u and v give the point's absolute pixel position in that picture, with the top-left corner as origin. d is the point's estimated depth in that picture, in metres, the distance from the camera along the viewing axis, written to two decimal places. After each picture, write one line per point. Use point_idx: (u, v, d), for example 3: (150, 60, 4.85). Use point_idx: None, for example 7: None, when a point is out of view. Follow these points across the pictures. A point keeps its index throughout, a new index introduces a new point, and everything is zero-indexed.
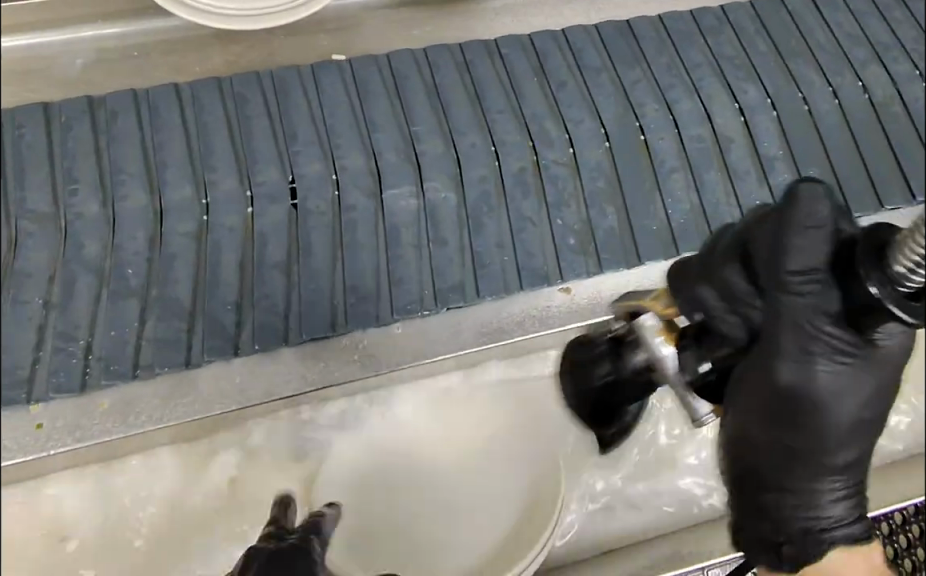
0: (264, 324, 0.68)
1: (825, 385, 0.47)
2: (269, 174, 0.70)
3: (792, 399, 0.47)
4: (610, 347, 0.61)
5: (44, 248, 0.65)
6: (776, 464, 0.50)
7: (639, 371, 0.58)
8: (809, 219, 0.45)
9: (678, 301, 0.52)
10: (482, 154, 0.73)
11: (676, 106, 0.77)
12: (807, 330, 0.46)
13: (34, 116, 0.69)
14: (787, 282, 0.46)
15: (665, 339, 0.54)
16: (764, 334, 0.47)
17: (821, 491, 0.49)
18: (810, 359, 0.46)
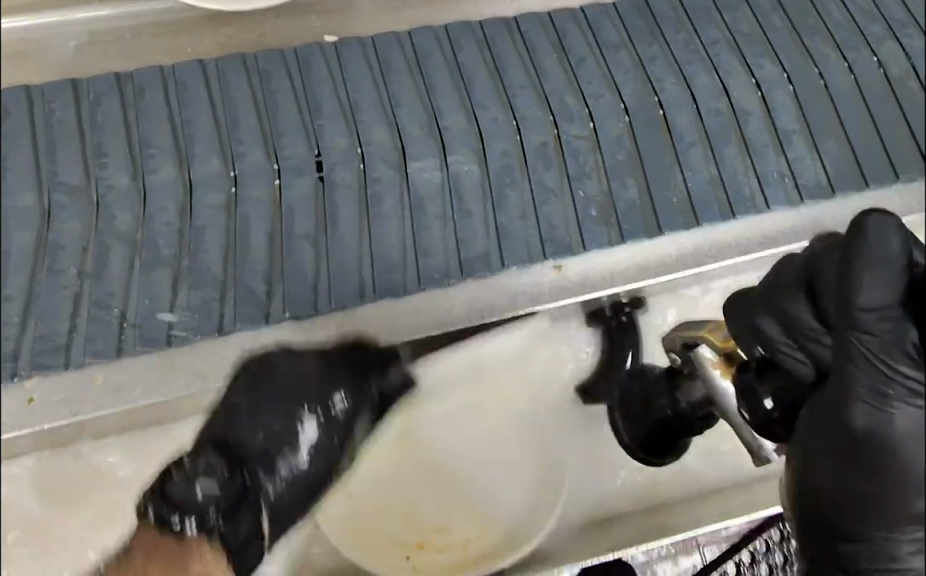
0: (295, 293, 0.68)
1: (899, 429, 0.49)
2: (296, 148, 0.71)
3: (866, 444, 0.49)
4: (667, 380, 0.72)
5: (77, 219, 0.67)
6: (853, 512, 0.51)
7: (698, 403, 0.69)
8: (880, 255, 0.49)
9: (740, 335, 0.55)
10: (504, 128, 0.74)
11: (695, 81, 0.78)
12: (882, 373, 0.49)
13: (64, 92, 0.71)
14: (862, 324, 0.49)
15: (724, 372, 0.58)
16: (834, 375, 0.50)
17: (897, 537, 0.51)
18: (884, 403, 0.49)
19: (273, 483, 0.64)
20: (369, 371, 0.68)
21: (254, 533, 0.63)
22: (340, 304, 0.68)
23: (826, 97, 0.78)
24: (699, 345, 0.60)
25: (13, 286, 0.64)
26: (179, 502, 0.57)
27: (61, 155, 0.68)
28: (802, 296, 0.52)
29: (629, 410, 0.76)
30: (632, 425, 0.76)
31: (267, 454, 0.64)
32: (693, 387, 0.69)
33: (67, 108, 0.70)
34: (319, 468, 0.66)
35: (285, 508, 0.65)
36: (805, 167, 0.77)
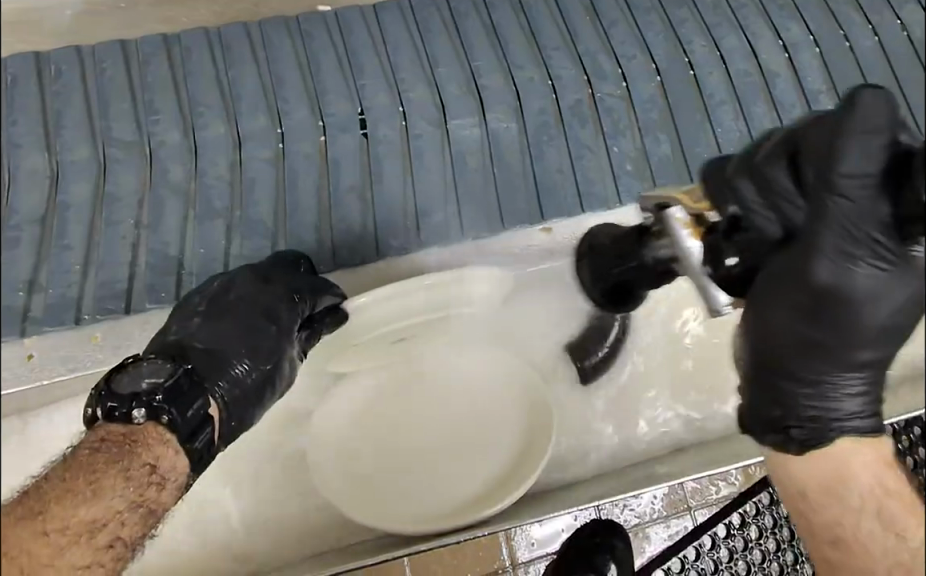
0: (348, 242, 0.74)
1: (862, 287, 0.42)
2: (340, 105, 0.73)
3: (825, 298, 0.43)
4: (637, 232, 0.60)
5: (132, 172, 0.69)
6: (797, 360, 0.45)
7: (659, 260, 0.58)
8: (866, 125, 0.41)
9: (714, 196, 0.48)
10: (542, 87, 0.76)
11: (724, 43, 0.80)
12: (850, 227, 0.41)
13: (113, 51, 0.73)
14: (839, 187, 0.41)
15: (693, 235, 0.51)
16: (804, 232, 0.43)
17: (837, 386, 0.45)
18: (851, 260, 0.42)
19: (220, 388, 0.57)
20: (301, 289, 0.66)
21: (204, 415, 0.54)
22: (387, 253, 0.75)
23: (852, 58, 0.81)
24: (669, 204, 0.52)
25: (75, 235, 0.68)
26: (129, 393, 0.52)
27: (113, 112, 0.70)
28: (781, 160, 0.44)
29: (596, 267, 0.68)
30: (601, 284, 0.69)
31: (215, 354, 0.59)
32: (657, 246, 0.56)
33: (117, 67, 0.72)
34: (262, 373, 0.61)
35: (238, 404, 0.58)
36: None
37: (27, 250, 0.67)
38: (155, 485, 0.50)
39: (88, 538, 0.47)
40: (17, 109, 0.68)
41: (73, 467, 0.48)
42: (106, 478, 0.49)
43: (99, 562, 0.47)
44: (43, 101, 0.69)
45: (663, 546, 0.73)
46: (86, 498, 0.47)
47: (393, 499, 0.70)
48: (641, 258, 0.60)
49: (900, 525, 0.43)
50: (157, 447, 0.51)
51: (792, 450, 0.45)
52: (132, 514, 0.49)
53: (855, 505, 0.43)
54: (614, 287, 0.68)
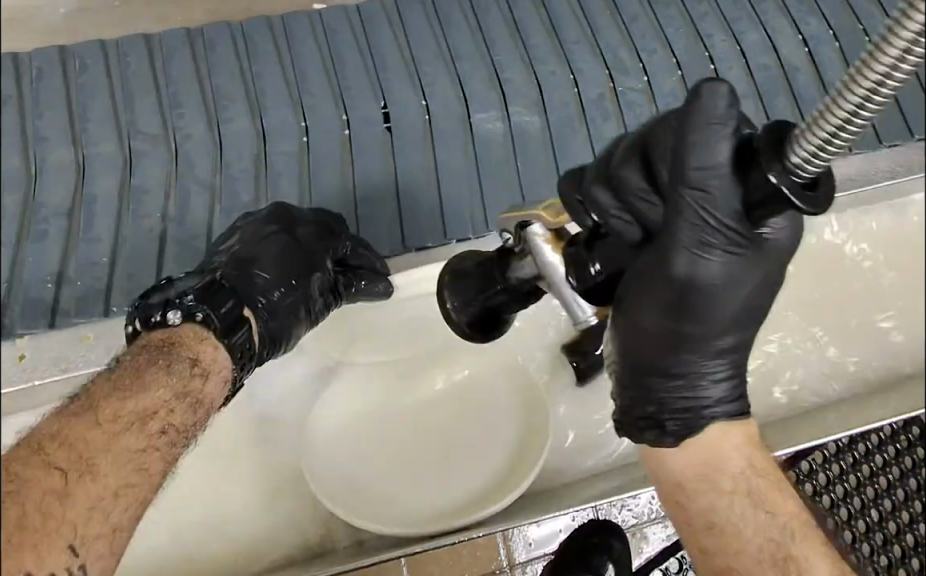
0: (374, 234, 0.75)
1: (716, 278, 0.43)
2: (363, 101, 0.73)
3: (683, 292, 0.44)
4: (502, 252, 0.54)
5: (157, 168, 0.70)
6: (663, 354, 0.47)
7: (522, 282, 0.53)
8: (713, 115, 0.40)
9: (570, 207, 0.47)
10: (562, 82, 0.76)
11: (743, 37, 0.81)
12: (703, 222, 0.42)
13: None
14: (691, 181, 0.41)
15: (555, 249, 0.48)
16: (661, 229, 0.44)
17: (703, 373, 0.47)
18: (706, 253, 0.43)
19: (263, 300, 0.63)
20: (328, 228, 0.70)
21: (236, 317, 0.60)
22: (409, 247, 0.75)
23: None
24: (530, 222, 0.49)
25: (101, 228, 0.68)
26: (162, 299, 0.58)
27: (139, 107, 0.70)
28: (634, 160, 0.44)
29: (463, 294, 0.57)
30: (471, 313, 0.57)
31: (249, 275, 0.64)
32: (518, 266, 0.52)
33: None
34: (295, 295, 0.66)
35: (274, 324, 0.63)
36: None
37: (55, 245, 0.67)
38: (198, 377, 0.55)
39: (140, 424, 0.50)
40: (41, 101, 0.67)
41: (121, 372, 0.53)
42: (150, 373, 0.53)
43: (153, 446, 0.50)
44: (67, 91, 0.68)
45: (662, 547, 0.68)
46: (134, 390, 0.52)
47: (363, 508, 0.68)
48: (503, 280, 0.54)
49: (766, 501, 0.50)
50: (194, 343, 0.57)
51: (669, 441, 0.49)
52: (180, 403, 0.53)
53: (726, 488, 0.50)
54: (485, 314, 0.57)
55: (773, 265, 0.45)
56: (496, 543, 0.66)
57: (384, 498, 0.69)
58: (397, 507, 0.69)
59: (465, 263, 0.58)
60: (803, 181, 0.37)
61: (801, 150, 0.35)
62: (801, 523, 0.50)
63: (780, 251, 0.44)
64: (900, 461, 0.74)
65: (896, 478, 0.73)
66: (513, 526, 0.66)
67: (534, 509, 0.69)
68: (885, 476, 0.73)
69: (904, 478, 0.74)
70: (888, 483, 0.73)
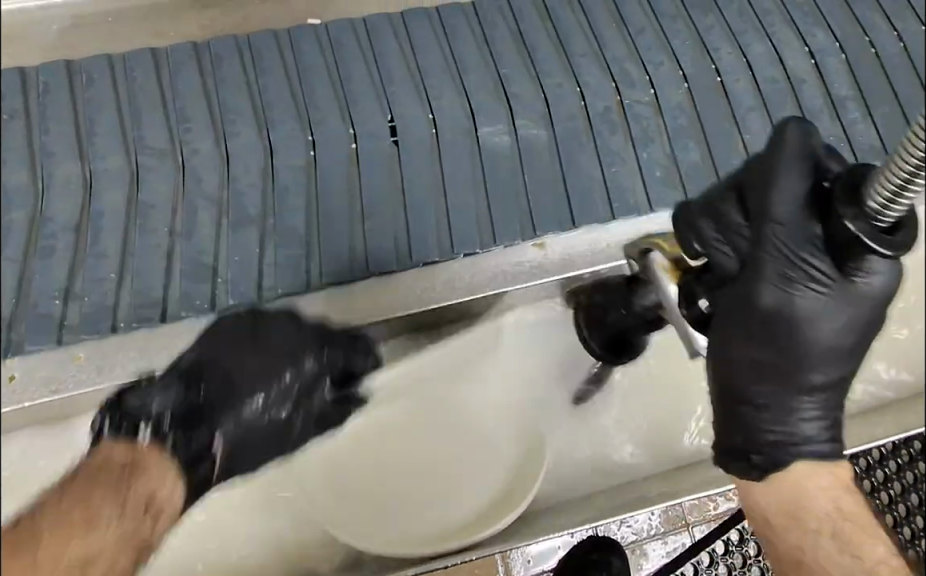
0: (377, 248, 0.70)
1: (805, 309, 0.49)
2: (370, 115, 0.73)
3: (772, 321, 0.49)
4: (628, 282, 0.60)
5: (164, 183, 0.69)
6: (753, 384, 0.51)
7: (646, 308, 0.58)
8: (795, 151, 0.47)
9: (678, 238, 0.52)
10: (570, 95, 0.76)
11: (749, 49, 0.80)
12: (789, 255, 0.48)
13: (143, 62, 0.73)
14: (775, 216, 0.48)
15: (671, 278, 0.53)
16: (748, 261, 0.49)
17: (793, 408, 0.51)
18: (791, 285, 0.48)
19: (231, 428, 0.60)
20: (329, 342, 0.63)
21: (204, 450, 0.59)
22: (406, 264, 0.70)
23: (878, 64, 0.81)
24: (652, 250, 0.55)
25: (108, 243, 0.67)
26: (137, 408, 0.59)
27: (147, 123, 0.71)
28: (731, 197, 0.50)
29: (592, 323, 0.65)
30: (596, 339, 0.66)
31: (227, 390, 0.60)
32: (643, 293, 0.58)
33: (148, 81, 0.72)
34: (274, 431, 0.62)
35: (242, 449, 0.61)
36: (859, 128, 0.79)
37: (60, 260, 0.66)
38: (150, 519, 0.57)
39: (82, 567, 0.53)
40: (49, 117, 0.70)
41: (74, 489, 0.55)
42: (98, 503, 0.54)
43: (118, 557, 0.55)
44: (75, 108, 0.71)
45: (661, 564, 0.70)
46: (81, 530, 0.53)
47: (390, 531, 0.68)
48: (622, 309, 0.61)
49: (851, 544, 0.51)
50: (148, 479, 0.57)
51: (755, 476, 0.52)
52: (126, 550, 0.55)
53: (813, 527, 0.51)
54: (612, 339, 0.65)
55: (868, 307, 0.49)
56: (496, 563, 0.67)
57: (402, 514, 0.69)
58: (413, 522, 0.69)
59: (595, 294, 0.64)
60: (879, 226, 0.41)
61: (875, 199, 0.39)
62: (888, 570, 0.50)
63: (873, 297, 0.48)
64: (902, 477, 0.76)
65: (898, 493, 0.75)
66: (511, 546, 0.66)
67: (530, 530, 0.67)
68: (887, 491, 0.75)
69: (906, 493, 0.76)
70: (889, 499, 0.75)
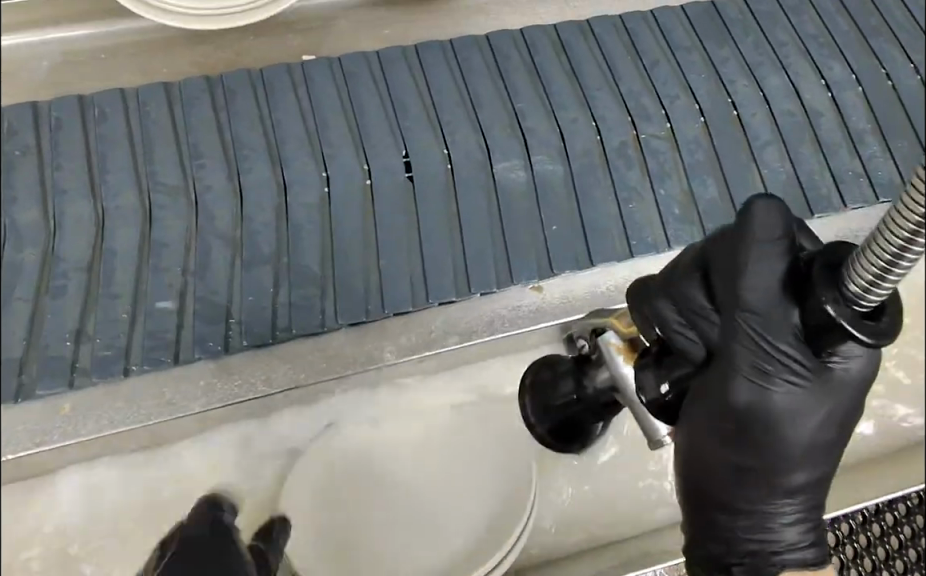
0: (394, 289, 0.70)
1: (780, 405, 0.50)
2: (385, 150, 0.72)
3: (747, 417, 0.51)
4: (576, 365, 0.70)
5: (177, 221, 0.68)
6: (731, 485, 0.53)
7: (598, 389, 0.67)
8: (765, 232, 0.49)
9: (637, 317, 0.56)
10: (585, 129, 0.76)
11: (766, 82, 0.80)
12: (762, 349, 0.49)
13: (156, 95, 0.73)
14: (746, 307, 0.49)
15: (626, 359, 0.63)
16: (720, 352, 0.51)
17: (770, 507, 0.53)
18: (766, 380, 0.50)
19: None
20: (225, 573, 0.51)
21: None
22: (420, 304, 0.70)
23: (896, 96, 0.81)
24: (606, 330, 0.65)
25: (122, 283, 0.66)
26: None
27: (160, 158, 0.70)
28: (698, 279, 0.52)
29: (540, 401, 0.73)
30: (550, 419, 0.72)
31: None
32: (596, 376, 0.67)
33: (161, 114, 0.72)
34: None
35: None
36: (877, 164, 0.78)
37: (74, 298, 0.65)
38: None
39: None
40: (61, 152, 0.69)
41: None
42: None
43: None
44: (87, 143, 0.70)
45: None
46: None
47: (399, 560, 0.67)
48: (570, 390, 0.70)
49: None
50: None
51: None
52: None
53: None
54: (563, 422, 0.72)
55: (838, 400, 0.51)
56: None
57: (404, 545, 0.68)
58: (418, 554, 0.67)
59: (544, 372, 0.73)
60: (861, 311, 0.41)
61: (857, 282, 0.40)
62: None
63: (845, 387, 0.50)
64: (911, 520, 0.77)
65: (909, 538, 0.76)
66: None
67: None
68: (897, 535, 0.76)
69: (917, 538, 0.76)
70: (900, 543, 0.75)
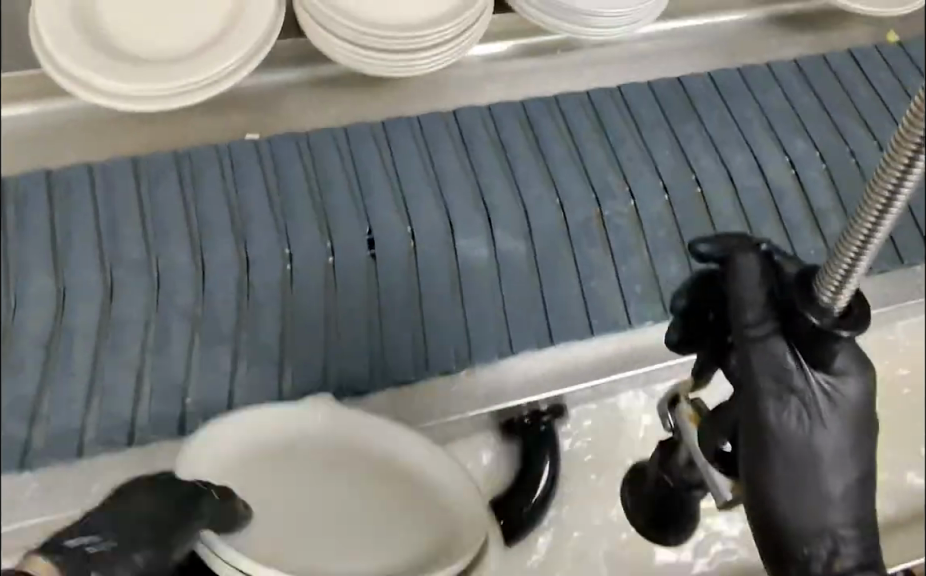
0: (351, 369, 0.71)
1: (807, 417, 0.48)
2: (348, 227, 0.73)
3: (782, 435, 0.48)
4: (663, 449, 0.59)
5: (138, 298, 0.68)
6: (787, 513, 0.49)
7: (687, 469, 0.57)
8: (745, 268, 0.48)
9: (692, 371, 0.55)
10: (549, 206, 0.76)
11: (730, 159, 0.81)
12: (778, 367, 0.48)
13: (123, 171, 0.74)
14: (752, 333, 0.48)
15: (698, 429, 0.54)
16: (744, 381, 0.49)
17: (830, 526, 0.49)
18: (789, 395, 0.48)
19: None
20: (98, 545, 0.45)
21: None
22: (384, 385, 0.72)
23: (860, 175, 0.82)
24: (676, 396, 0.56)
25: (80, 361, 0.66)
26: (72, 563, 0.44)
27: (123, 232, 0.71)
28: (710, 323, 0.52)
29: (640, 495, 0.65)
30: (642, 502, 0.65)
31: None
32: (678, 456, 0.57)
33: (126, 191, 0.73)
34: None
35: None
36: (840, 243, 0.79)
37: (31, 377, 0.65)
38: None
39: None
40: (25, 226, 0.69)
41: None
42: None
43: None
44: (52, 218, 0.70)
45: None
46: None
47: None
48: (656, 470, 0.61)
49: None
50: None
51: None
52: None
53: None
54: (657, 505, 0.64)
55: (858, 403, 0.49)
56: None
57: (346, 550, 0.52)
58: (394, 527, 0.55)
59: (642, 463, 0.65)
60: (840, 312, 0.43)
61: (827, 290, 0.42)
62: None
63: (858, 394, 0.49)
64: None
65: None
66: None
67: None
68: None
69: None
70: None
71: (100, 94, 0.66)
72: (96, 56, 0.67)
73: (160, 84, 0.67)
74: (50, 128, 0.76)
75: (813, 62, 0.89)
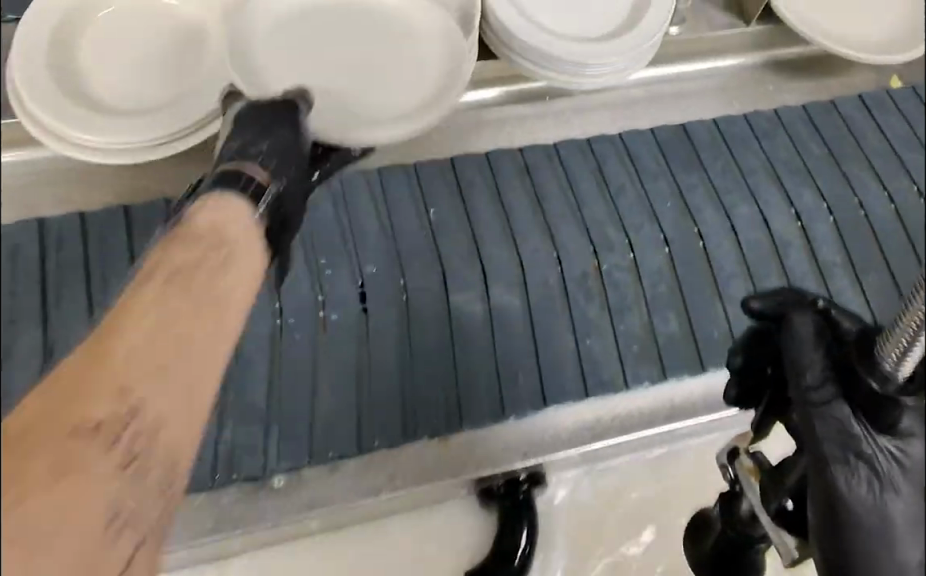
0: (337, 428, 0.68)
1: (878, 480, 0.44)
2: (339, 280, 0.72)
3: (851, 502, 0.44)
4: (724, 500, 0.58)
5: None
6: None
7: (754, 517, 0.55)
8: (801, 326, 0.46)
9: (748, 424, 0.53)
10: (545, 258, 0.75)
11: (734, 211, 0.79)
12: (843, 430, 0.44)
13: (114, 221, 0.73)
14: (812, 396, 0.45)
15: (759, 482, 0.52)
16: (807, 445, 0.45)
17: None
18: (856, 462, 0.44)
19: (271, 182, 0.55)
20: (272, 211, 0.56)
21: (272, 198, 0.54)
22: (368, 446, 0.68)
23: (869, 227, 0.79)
24: (737, 449, 0.54)
25: None
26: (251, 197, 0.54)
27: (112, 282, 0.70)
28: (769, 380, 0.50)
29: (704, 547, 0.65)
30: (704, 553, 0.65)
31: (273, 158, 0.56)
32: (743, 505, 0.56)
33: (116, 241, 0.72)
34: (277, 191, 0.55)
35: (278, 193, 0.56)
36: (850, 299, 0.76)
37: None
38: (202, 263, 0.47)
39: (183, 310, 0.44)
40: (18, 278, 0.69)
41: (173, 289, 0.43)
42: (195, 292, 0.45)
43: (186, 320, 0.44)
44: (42, 270, 0.70)
45: None
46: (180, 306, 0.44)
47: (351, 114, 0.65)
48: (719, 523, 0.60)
49: None
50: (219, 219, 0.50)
51: None
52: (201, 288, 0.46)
53: None
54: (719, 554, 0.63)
55: None
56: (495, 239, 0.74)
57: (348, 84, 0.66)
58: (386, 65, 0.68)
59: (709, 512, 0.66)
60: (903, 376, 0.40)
61: (888, 357, 0.39)
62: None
63: None
64: None
65: None
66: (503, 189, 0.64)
67: None
68: None
69: None
70: None
71: (68, 145, 0.67)
72: (75, 110, 0.67)
73: (129, 136, 0.67)
74: (42, 177, 0.75)
75: (821, 107, 0.87)
